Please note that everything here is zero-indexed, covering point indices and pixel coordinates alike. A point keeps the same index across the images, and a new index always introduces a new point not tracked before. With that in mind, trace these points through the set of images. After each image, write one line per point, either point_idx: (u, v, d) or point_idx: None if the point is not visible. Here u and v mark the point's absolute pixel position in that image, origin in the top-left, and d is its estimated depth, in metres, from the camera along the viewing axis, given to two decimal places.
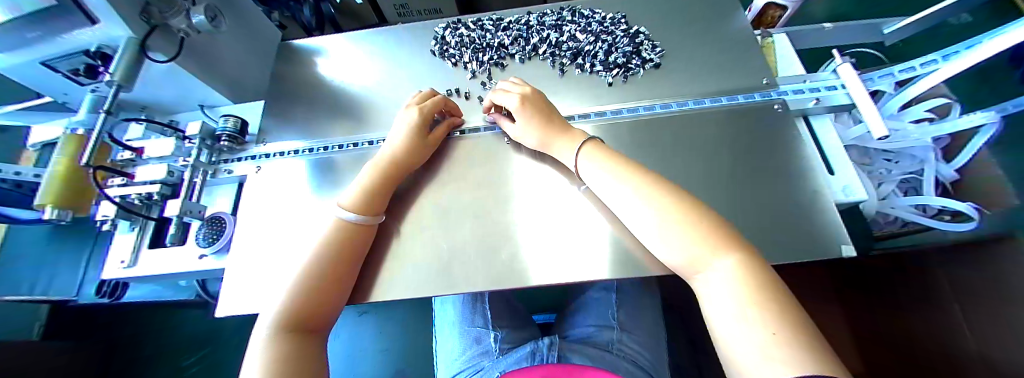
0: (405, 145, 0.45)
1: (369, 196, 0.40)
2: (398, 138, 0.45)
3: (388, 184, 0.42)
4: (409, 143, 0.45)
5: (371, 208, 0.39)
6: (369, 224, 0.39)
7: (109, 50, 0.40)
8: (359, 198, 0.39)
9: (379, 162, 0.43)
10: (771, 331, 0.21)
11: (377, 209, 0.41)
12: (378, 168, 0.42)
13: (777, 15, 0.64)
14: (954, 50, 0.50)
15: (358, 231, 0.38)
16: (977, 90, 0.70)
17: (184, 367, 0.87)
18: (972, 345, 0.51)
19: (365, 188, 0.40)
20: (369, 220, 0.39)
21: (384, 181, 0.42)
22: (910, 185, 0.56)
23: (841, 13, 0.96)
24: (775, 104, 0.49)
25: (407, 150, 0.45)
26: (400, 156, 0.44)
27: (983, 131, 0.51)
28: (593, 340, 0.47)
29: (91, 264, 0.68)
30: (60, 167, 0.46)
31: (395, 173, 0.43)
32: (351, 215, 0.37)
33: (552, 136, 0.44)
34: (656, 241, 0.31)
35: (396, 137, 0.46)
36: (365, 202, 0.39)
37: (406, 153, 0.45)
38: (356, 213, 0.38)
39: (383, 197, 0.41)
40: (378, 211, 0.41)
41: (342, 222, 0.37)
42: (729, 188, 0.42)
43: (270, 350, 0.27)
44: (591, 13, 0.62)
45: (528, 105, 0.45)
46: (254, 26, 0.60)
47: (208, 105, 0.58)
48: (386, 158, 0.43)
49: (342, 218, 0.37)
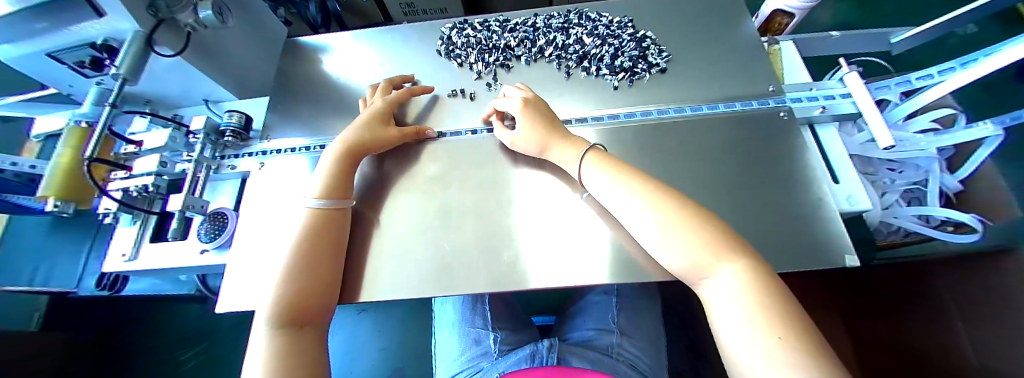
0: (365, 130, 0.46)
1: (331, 180, 0.40)
2: (358, 124, 0.47)
3: (347, 167, 0.43)
4: (367, 127, 0.46)
5: (337, 193, 0.40)
6: (342, 207, 0.40)
7: (116, 43, 0.39)
8: (323, 184, 0.40)
9: (338, 145, 0.44)
10: (777, 336, 0.21)
11: (345, 194, 0.41)
12: (340, 151, 0.43)
13: (784, 22, 0.63)
14: (930, 72, 0.50)
15: (326, 215, 0.38)
16: (983, 101, 0.70)
17: (184, 361, 0.87)
18: (968, 353, 0.50)
19: (326, 172, 0.41)
20: (337, 205, 0.39)
21: (342, 162, 0.42)
22: (914, 195, 0.55)
23: (847, 20, 0.96)
24: (781, 111, 0.49)
25: (360, 127, 0.46)
26: (354, 131, 0.45)
27: (988, 143, 0.50)
28: (593, 343, 0.47)
29: (91, 257, 0.68)
30: (65, 159, 0.46)
31: (356, 155, 0.44)
32: (317, 202, 0.38)
33: (551, 138, 0.43)
34: (656, 245, 0.31)
35: (356, 122, 0.47)
36: (329, 188, 0.40)
37: (367, 136, 0.45)
38: (320, 199, 0.38)
39: (345, 180, 0.42)
40: (348, 195, 0.41)
41: (312, 210, 0.37)
42: (733, 195, 0.42)
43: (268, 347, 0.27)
44: (598, 16, 0.62)
45: (529, 107, 0.46)
46: (260, 22, 0.60)
47: (213, 101, 0.58)
48: (347, 142, 0.44)
49: (309, 206, 0.38)
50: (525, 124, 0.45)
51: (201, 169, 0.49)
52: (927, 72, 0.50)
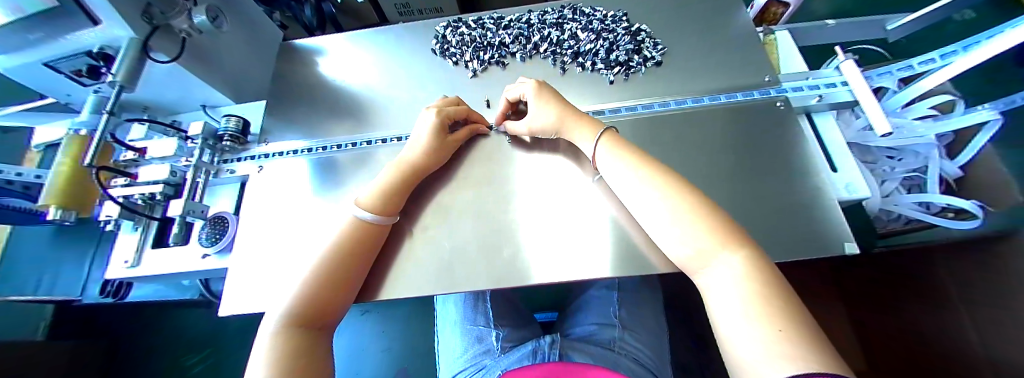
0: (428, 149, 0.44)
1: (385, 197, 0.39)
2: (420, 142, 0.44)
3: (406, 185, 0.42)
4: (430, 147, 0.44)
5: (388, 209, 0.39)
6: (386, 224, 0.38)
7: (111, 50, 0.39)
8: (377, 199, 0.39)
9: (400, 165, 0.43)
10: (776, 328, 0.21)
11: (393, 210, 0.40)
12: (400, 171, 0.42)
13: (780, 12, 0.65)
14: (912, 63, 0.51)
15: (368, 229, 0.37)
16: (981, 85, 0.69)
17: (189, 366, 0.88)
18: (971, 340, 0.50)
19: (388, 190, 0.40)
20: (385, 220, 0.38)
21: (405, 181, 0.41)
22: (913, 182, 0.54)
23: (842, 9, 0.96)
24: (778, 101, 0.49)
25: (429, 152, 0.44)
26: (422, 158, 0.44)
27: (987, 130, 0.51)
28: (595, 338, 0.47)
29: (94, 265, 0.69)
30: (66, 167, 0.47)
31: (416, 173, 0.43)
32: (369, 215, 0.37)
33: (570, 121, 0.43)
34: (664, 229, 0.31)
35: (418, 140, 0.45)
36: (382, 204, 0.39)
37: (430, 155, 0.44)
38: (374, 213, 0.37)
39: (401, 197, 0.41)
40: (395, 212, 0.40)
41: (360, 221, 0.36)
42: (730, 184, 0.42)
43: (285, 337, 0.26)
44: (592, 11, 0.62)
45: (544, 91, 0.46)
46: (254, 24, 0.60)
47: (210, 106, 0.58)
48: (406, 163, 0.43)
49: (359, 218, 0.37)
50: (542, 104, 0.45)
51: (200, 174, 0.49)
52: (911, 63, 0.51)
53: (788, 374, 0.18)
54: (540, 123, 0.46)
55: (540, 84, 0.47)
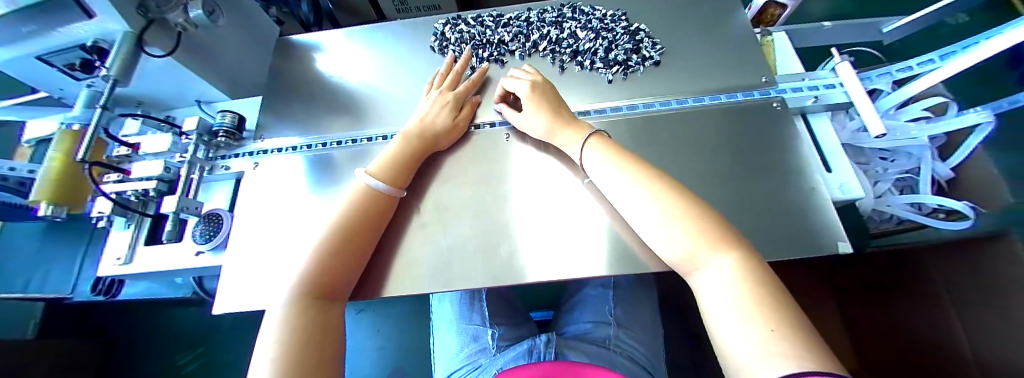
0: (436, 125, 0.47)
1: (395, 168, 0.41)
2: (428, 117, 0.47)
3: (415, 157, 0.44)
4: (438, 122, 0.47)
5: (396, 180, 0.41)
6: (395, 195, 0.40)
7: (105, 44, 0.39)
8: (386, 169, 0.41)
9: (410, 137, 0.45)
10: (769, 328, 0.21)
11: (401, 182, 0.42)
12: (409, 143, 0.44)
13: (777, 13, 0.65)
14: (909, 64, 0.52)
15: (365, 222, 0.36)
16: (974, 88, 0.70)
17: (182, 364, 0.87)
18: (961, 338, 0.50)
19: (396, 162, 0.42)
20: (393, 191, 0.40)
21: (411, 154, 0.43)
22: (906, 184, 0.55)
23: (839, 11, 0.97)
24: (774, 102, 0.49)
25: (437, 127, 0.47)
26: (431, 131, 0.46)
27: (978, 132, 0.51)
28: (590, 336, 0.48)
29: (87, 261, 0.68)
30: (56, 162, 0.46)
31: (424, 147, 0.45)
32: (378, 183, 0.39)
33: (559, 127, 0.44)
34: (655, 231, 0.31)
35: (427, 116, 0.48)
36: (391, 174, 0.41)
37: (438, 130, 0.47)
38: (382, 183, 0.39)
39: (408, 170, 0.43)
40: (403, 185, 0.42)
41: (370, 189, 0.38)
42: (725, 184, 0.43)
43: (278, 331, 0.26)
44: (591, 10, 0.62)
45: (537, 92, 0.47)
46: (251, 19, 0.59)
47: (205, 101, 0.57)
48: (416, 135, 0.45)
49: (368, 185, 0.38)
50: (533, 106, 0.46)
51: (195, 170, 0.48)
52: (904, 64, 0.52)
53: (785, 374, 0.18)
54: (531, 127, 0.47)
55: (535, 83, 0.47)
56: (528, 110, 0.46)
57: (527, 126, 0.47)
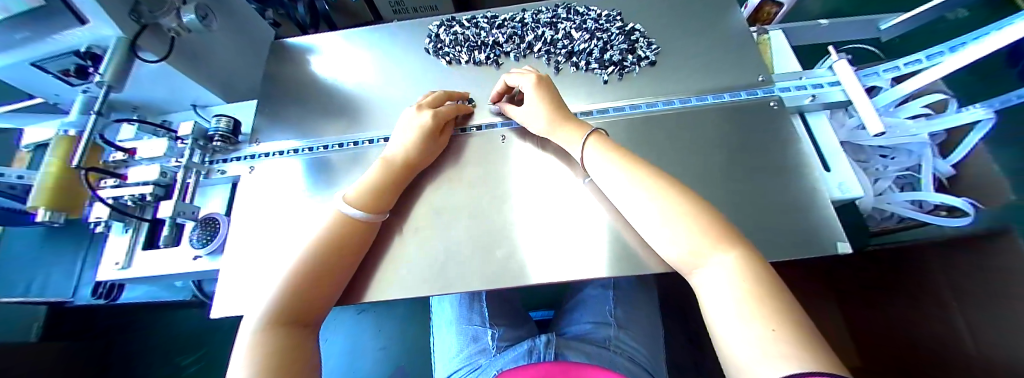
0: (418, 144, 0.45)
1: (373, 193, 0.39)
2: (409, 138, 0.45)
3: (395, 180, 0.42)
4: (421, 141, 0.45)
5: (376, 206, 0.39)
6: (375, 221, 0.39)
7: (99, 50, 0.39)
8: (364, 196, 0.39)
9: (389, 161, 0.43)
10: (770, 328, 0.21)
11: (382, 207, 0.40)
12: (389, 167, 0.42)
13: (773, 11, 0.65)
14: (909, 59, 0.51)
15: (358, 227, 0.37)
16: (975, 84, 0.70)
17: (185, 366, 0.87)
18: (962, 334, 0.51)
19: (375, 187, 0.40)
20: (374, 217, 0.38)
21: (391, 178, 0.41)
22: (906, 181, 0.55)
23: (837, 8, 0.96)
24: (771, 101, 0.49)
25: (419, 147, 0.45)
26: (412, 153, 0.44)
27: (979, 129, 0.51)
28: (590, 337, 0.48)
29: (87, 265, 0.68)
30: (52, 168, 0.46)
31: (406, 169, 0.43)
32: (358, 213, 0.37)
33: (560, 123, 0.43)
34: (656, 231, 0.31)
35: (406, 137, 0.45)
36: (369, 199, 0.39)
37: (420, 150, 0.45)
38: (362, 211, 0.37)
39: (390, 196, 0.41)
40: (385, 209, 0.40)
41: (349, 219, 0.36)
42: (724, 185, 0.42)
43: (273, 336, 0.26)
44: (586, 10, 0.61)
45: (541, 86, 0.46)
46: (245, 23, 0.59)
47: (200, 105, 0.58)
48: (396, 158, 0.43)
49: (345, 214, 0.36)
50: (537, 101, 0.45)
51: (191, 174, 0.49)
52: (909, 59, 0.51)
53: (783, 373, 0.18)
54: (532, 120, 0.46)
55: (540, 77, 0.47)
56: (530, 104, 0.46)
57: (527, 118, 0.47)
